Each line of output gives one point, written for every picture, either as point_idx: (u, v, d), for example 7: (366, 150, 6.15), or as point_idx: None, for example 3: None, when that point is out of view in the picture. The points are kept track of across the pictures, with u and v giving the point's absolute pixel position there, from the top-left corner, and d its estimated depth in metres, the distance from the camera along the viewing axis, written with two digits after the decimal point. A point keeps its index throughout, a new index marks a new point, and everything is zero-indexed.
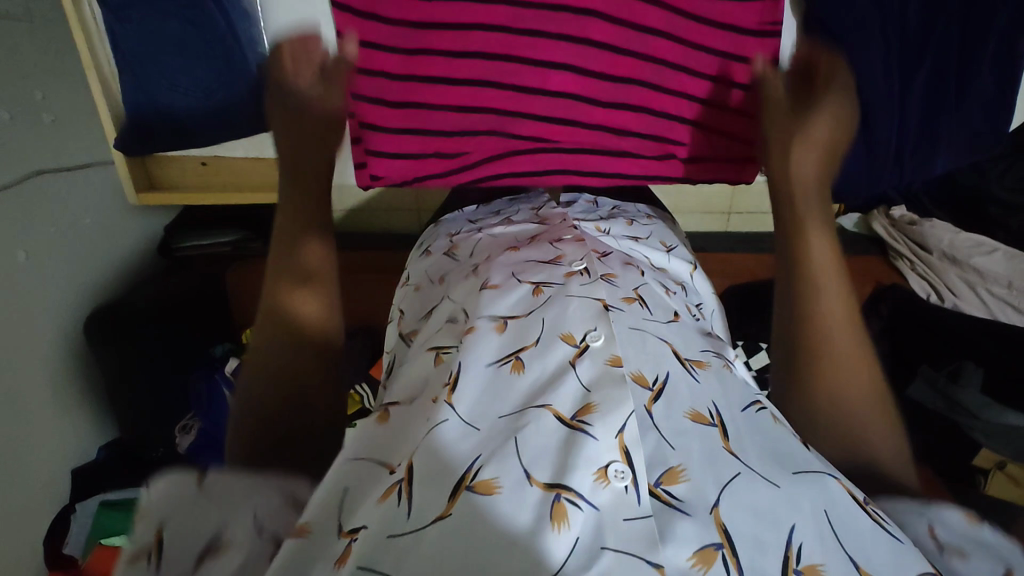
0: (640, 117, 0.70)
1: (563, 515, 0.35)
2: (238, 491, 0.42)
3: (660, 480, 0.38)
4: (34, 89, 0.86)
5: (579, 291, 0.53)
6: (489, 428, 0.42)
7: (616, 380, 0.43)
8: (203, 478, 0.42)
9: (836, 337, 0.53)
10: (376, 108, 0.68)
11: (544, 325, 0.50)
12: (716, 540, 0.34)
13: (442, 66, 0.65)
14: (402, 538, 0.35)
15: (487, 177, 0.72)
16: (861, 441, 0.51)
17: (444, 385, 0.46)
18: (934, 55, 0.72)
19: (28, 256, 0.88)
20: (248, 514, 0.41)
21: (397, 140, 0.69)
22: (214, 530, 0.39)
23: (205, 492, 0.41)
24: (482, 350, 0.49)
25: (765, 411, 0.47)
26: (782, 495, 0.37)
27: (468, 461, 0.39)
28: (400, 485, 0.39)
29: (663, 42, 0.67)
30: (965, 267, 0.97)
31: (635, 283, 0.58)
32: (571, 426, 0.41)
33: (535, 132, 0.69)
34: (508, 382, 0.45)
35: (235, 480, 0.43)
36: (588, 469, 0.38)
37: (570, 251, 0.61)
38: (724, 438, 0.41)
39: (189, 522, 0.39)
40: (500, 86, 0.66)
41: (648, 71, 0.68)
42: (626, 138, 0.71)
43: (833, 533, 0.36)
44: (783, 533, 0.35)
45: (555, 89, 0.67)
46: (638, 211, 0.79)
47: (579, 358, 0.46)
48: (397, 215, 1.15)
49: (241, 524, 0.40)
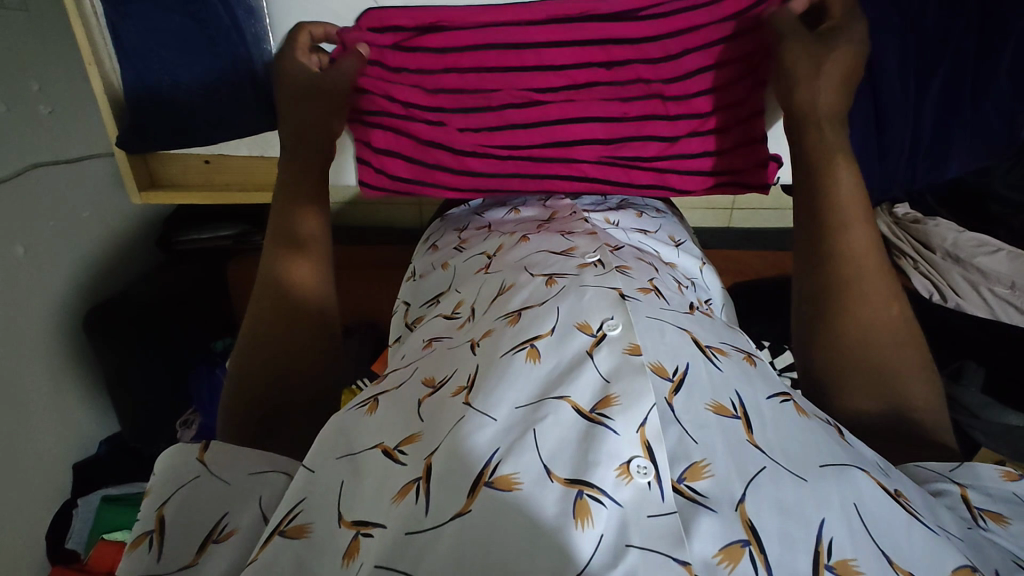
0: (600, 133, 0.67)
1: (586, 512, 0.35)
2: (242, 487, 0.45)
3: (683, 476, 0.37)
4: (31, 81, 0.84)
5: (594, 281, 0.52)
6: (506, 417, 0.40)
7: (636, 370, 0.42)
8: (205, 458, 0.45)
9: (873, 304, 0.56)
10: (388, 133, 0.69)
11: (559, 312, 0.49)
12: (742, 537, 0.34)
13: (455, 79, 0.65)
14: (420, 535, 0.36)
15: (462, 187, 0.70)
16: (892, 381, 0.55)
17: (464, 388, 0.44)
18: (951, 58, 0.68)
19: (26, 251, 0.87)
20: (253, 501, 0.44)
21: (394, 160, 0.70)
22: (224, 511, 0.43)
23: (206, 470, 0.45)
24: (497, 343, 0.48)
25: (790, 403, 0.45)
26: (809, 489, 0.37)
27: (487, 454, 0.38)
28: (418, 482, 0.38)
29: (653, 69, 0.64)
30: (968, 267, 0.92)
31: (649, 275, 0.58)
32: (591, 418, 0.40)
33: (513, 149, 0.68)
34: (522, 370, 0.44)
35: (230, 452, 0.46)
36: (610, 464, 0.38)
37: (583, 243, 0.60)
38: (748, 431, 0.41)
39: (202, 508, 0.43)
40: (508, 106, 0.66)
41: (632, 97, 0.66)
42: (588, 158, 0.68)
43: (865, 529, 0.36)
44: (813, 529, 0.35)
45: (543, 112, 0.66)
46: (647, 204, 0.78)
47: (596, 347, 0.45)
48: (399, 208, 1.13)
49: (247, 515, 0.43)
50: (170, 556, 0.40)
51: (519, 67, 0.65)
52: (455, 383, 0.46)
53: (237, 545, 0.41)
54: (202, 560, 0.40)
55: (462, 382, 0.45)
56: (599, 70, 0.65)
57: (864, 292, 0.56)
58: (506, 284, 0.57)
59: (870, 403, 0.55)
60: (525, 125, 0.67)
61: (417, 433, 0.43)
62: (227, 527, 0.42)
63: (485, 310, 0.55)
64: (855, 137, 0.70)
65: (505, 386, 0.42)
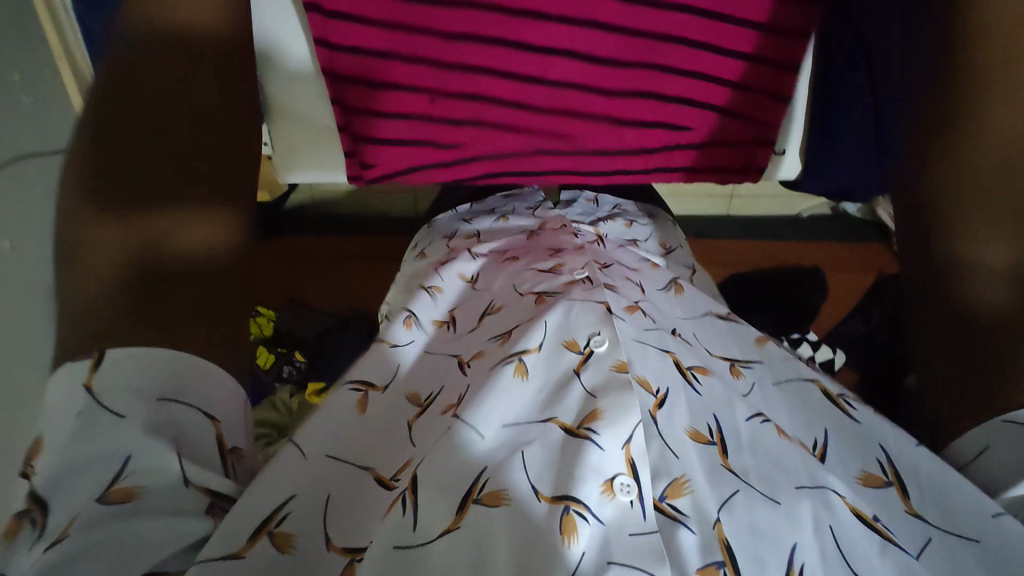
0: (594, 110, 0.70)
1: (572, 528, 0.35)
2: (145, 424, 0.33)
3: (664, 494, 0.37)
4: None
5: (581, 296, 0.50)
6: (494, 436, 0.39)
7: (622, 387, 0.41)
8: (94, 384, 0.33)
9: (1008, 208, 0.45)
10: (375, 96, 0.67)
11: (547, 328, 0.47)
12: (718, 558, 0.35)
13: (450, 45, 0.65)
14: (408, 552, 0.35)
15: (459, 163, 0.72)
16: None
17: (451, 407, 0.44)
18: None
19: (12, 246, 0.85)
20: (168, 448, 0.33)
21: (391, 127, 0.69)
22: (124, 456, 0.32)
23: (93, 396, 0.33)
24: (485, 362, 0.47)
25: (772, 423, 0.44)
26: (783, 512, 0.37)
27: (477, 470, 0.37)
28: (404, 494, 0.37)
29: (645, 53, 0.68)
30: None
31: (637, 295, 0.55)
32: (578, 433, 0.39)
33: (513, 121, 0.70)
34: (508, 384, 0.42)
35: (131, 369, 0.35)
36: (595, 480, 0.37)
37: (571, 260, 0.58)
38: (723, 455, 0.40)
39: (89, 456, 0.31)
40: (503, 78, 0.67)
41: (627, 80, 0.69)
42: (583, 130, 0.71)
43: (839, 554, 0.37)
44: (785, 553, 0.36)
45: (546, 82, 0.68)
46: (639, 211, 0.76)
47: (583, 366, 0.43)
48: (391, 196, 1.11)
49: (162, 466, 0.33)
50: (48, 533, 0.29)
51: (511, 40, 0.65)
52: (444, 402, 0.46)
53: (142, 512, 0.32)
54: (81, 531, 0.29)
55: (451, 402, 0.45)
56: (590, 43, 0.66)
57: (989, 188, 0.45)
58: (494, 302, 0.56)
59: (1002, 296, 0.44)
60: (523, 105, 0.69)
61: (410, 460, 0.42)
62: (128, 481, 0.32)
63: (473, 330, 0.54)
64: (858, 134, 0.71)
65: (490, 399, 0.41)
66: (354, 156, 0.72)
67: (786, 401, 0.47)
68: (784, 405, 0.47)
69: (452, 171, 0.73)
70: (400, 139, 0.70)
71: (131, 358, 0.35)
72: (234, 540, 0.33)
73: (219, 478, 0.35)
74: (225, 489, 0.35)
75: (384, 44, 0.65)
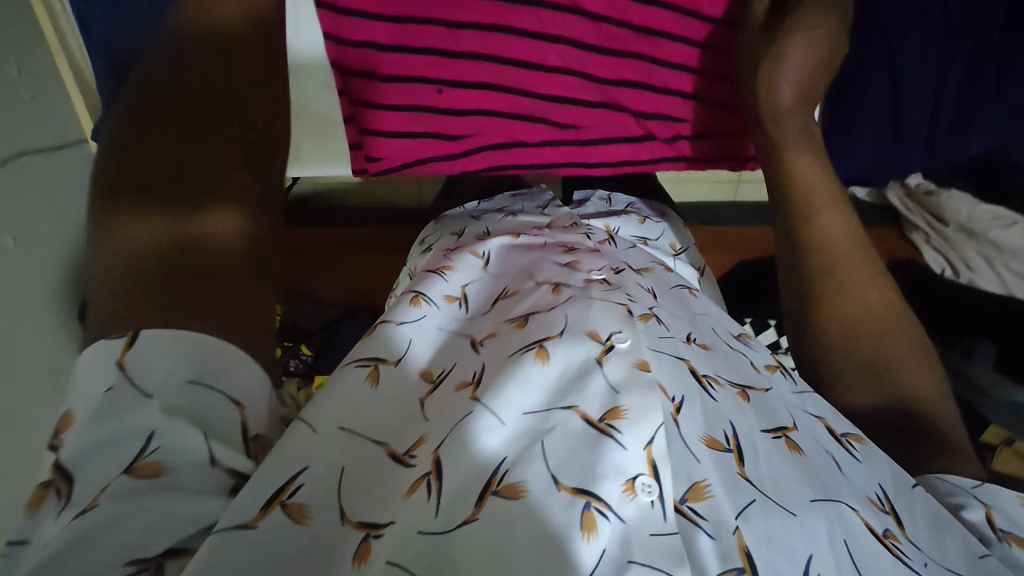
0: (596, 101, 0.69)
1: (593, 525, 0.34)
2: (170, 402, 0.33)
3: (685, 497, 0.37)
4: (10, 65, 0.80)
5: (601, 296, 0.49)
6: (516, 423, 0.39)
7: (646, 385, 0.40)
8: (126, 361, 0.33)
9: (884, 351, 0.51)
10: (376, 86, 0.66)
11: (568, 320, 0.46)
12: (738, 565, 0.35)
13: (449, 33, 0.64)
14: (429, 539, 0.34)
15: (466, 154, 0.72)
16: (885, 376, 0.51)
17: (469, 385, 0.43)
18: (971, 44, 0.74)
19: None
20: (194, 428, 0.33)
21: (396, 116, 0.67)
22: (149, 431, 0.32)
23: (123, 372, 0.33)
24: (506, 344, 0.46)
25: (782, 439, 0.44)
26: (797, 524, 0.38)
27: (496, 461, 0.37)
28: (428, 478, 0.37)
29: (648, 41, 0.67)
30: (982, 241, 0.90)
31: (651, 303, 0.54)
32: (601, 428, 0.38)
33: (518, 108, 0.68)
34: (530, 370, 0.42)
35: (163, 348, 0.34)
36: (617, 479, 0.36)
37: (587, 259, 0.57)
38: (740, 464, 0.40)
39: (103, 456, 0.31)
40: (506, 64, 0.66)
41: (629, 68, 0.68)
42: (586, 120, 0.70)
43: (851, 563, 0.37)
44: (800, 563, 0.36)
45: (551, 67, 0.66)
46: (651, 211, 0.75)
47: (605, 356, 0.43)
48: (396, 187, 1.09)
49: (185, 443, 0.32)
50: (78, 502, 0.30)
51: (513, 25, 0.64)
52: (460, 376, 0.45)
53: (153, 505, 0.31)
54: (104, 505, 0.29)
55: (466, 377, 0.44)
56: (588, 28, 0.65)
57: (857, 351, 0.51)
58: (506, 288, 0.55)
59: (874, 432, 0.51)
60: (529, 93, 0.68)
61: (424, 435, 0.41)
62: (152, 455, 0.31)
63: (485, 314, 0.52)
64: (875, 112, 0.76)
65: (513, 387, 0.40)
66: (359, 149, 0.71)
67: (796, 415, 0.47)
68: (796, 418, 0.47)
69: (462, 161, 0.72)
70: (406, 134, 0.69)
71: (163, 337, 0.34)
72: (245, 510, 0.32)
73: (243, 458, 0.34)
74: (245, 468, 0.34)
75: (383, 36, 0.64)
